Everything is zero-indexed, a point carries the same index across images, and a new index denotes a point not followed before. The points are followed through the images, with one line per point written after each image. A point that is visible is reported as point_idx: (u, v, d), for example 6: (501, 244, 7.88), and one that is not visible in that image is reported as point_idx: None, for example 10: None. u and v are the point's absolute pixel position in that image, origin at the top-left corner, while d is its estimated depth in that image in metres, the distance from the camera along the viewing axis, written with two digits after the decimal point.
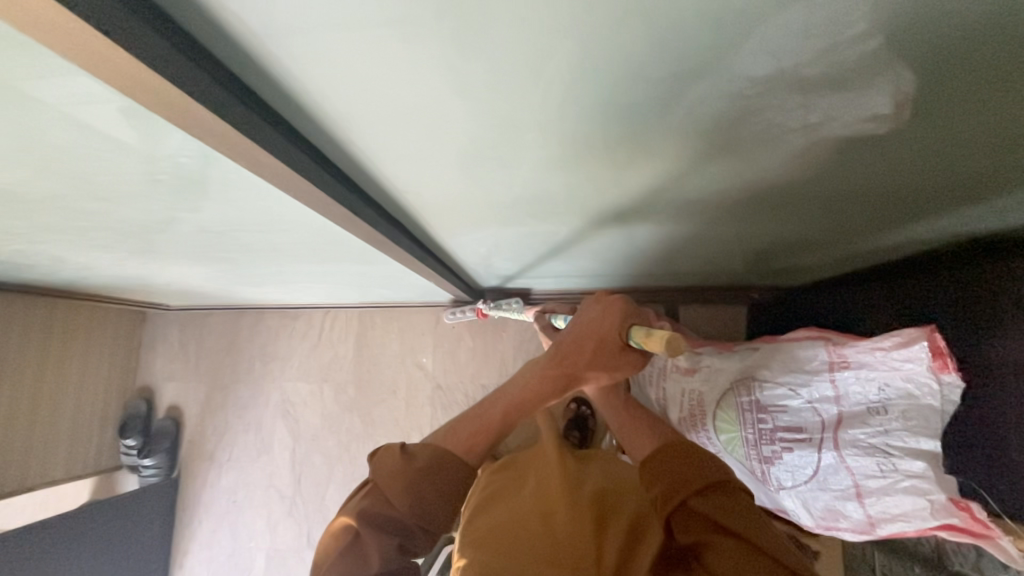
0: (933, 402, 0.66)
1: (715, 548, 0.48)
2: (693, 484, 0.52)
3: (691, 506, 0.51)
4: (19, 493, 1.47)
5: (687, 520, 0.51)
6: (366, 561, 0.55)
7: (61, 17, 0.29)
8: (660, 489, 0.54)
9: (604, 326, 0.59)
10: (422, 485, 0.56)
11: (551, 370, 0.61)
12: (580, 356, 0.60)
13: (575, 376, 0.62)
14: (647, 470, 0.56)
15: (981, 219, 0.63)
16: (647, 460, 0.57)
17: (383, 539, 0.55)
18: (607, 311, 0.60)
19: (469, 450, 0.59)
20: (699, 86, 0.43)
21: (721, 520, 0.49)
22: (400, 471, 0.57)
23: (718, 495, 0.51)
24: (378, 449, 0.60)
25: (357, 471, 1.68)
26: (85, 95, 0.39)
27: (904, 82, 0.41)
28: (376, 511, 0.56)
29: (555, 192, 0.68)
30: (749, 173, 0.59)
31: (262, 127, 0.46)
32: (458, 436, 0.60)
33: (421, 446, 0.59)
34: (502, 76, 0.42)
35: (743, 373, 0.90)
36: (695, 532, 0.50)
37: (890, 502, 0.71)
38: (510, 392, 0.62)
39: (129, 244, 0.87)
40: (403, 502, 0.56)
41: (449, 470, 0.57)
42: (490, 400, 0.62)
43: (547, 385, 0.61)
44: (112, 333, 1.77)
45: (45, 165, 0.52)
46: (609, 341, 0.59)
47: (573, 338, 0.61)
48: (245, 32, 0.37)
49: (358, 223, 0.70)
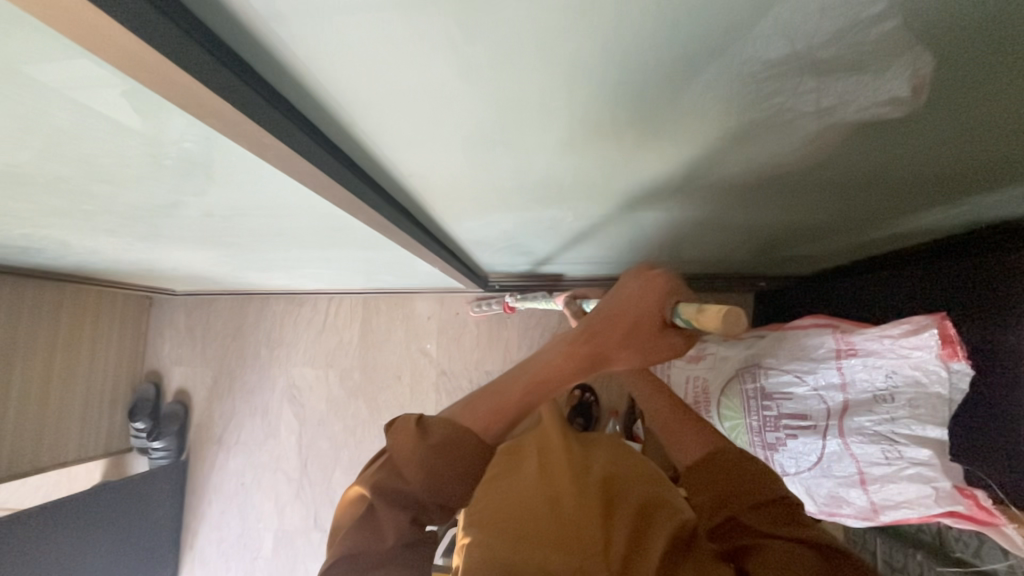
0: (941, 390, 0.67)
1: (763, 550, 0.51)
2: (745, 499, 0.56)
3: (740, 521, 0.55)
4: (33, 474, 1.50)
5: (733, 532, 0.55)
6: (379, 534, 0.55)
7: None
8: (709, 500, 0.59)
9: (643, 305, 0.59)
10: (436, 462, 0.56)
11: (579, 349, 0.60)
12: (613, 334, 0.60)
13: (602, 355, 0.61)
14: (693, 476, 0.61)
15: (984, 208, 0.63)
16: (695, 467, 0.62)
17: (395, 514, 0.56)
18: (648, 286, 0.59)
19: (487, 429, 0.59)
20: (713, 68, 0.42)
21: (774, 531, 0.53)
22: (414, 447, 0.56)
23: (772, 509, 0.55)
24: (395, 419, 0.60)
25: (363, 454, 1.70)
26: (88, 79, 0.39)
27: (922, 65, 0.40)
28: (388, 485, 0.57)
29: (563, 177, 0.68)
30: (760, 159, 0.58)
31: (271, 112, 0.46)
32: (476, 412, 0.60)
33: (436, 423, 0.58)
34: (507, 56, 0.42)
35: (749, 360, 0.92)
36: (744, 537, 0.54)
37: (894, 490, 0.73)
38: (531, 370, 0.62)
39: (134, 228, 0.86)
40: (415, 478, 0.56)
41: (465, 446, 0.57)
42: (512, 375, 0.62)
43: (573, 364, 0.60)
44: (120, 317, 1.78)
45: (48, 148, 0.52)
46: (647, 320, 0.59)
47: (607, 315, 0.61)
48: (251, 12, 0.37)
49: (364, 208, 0.70)
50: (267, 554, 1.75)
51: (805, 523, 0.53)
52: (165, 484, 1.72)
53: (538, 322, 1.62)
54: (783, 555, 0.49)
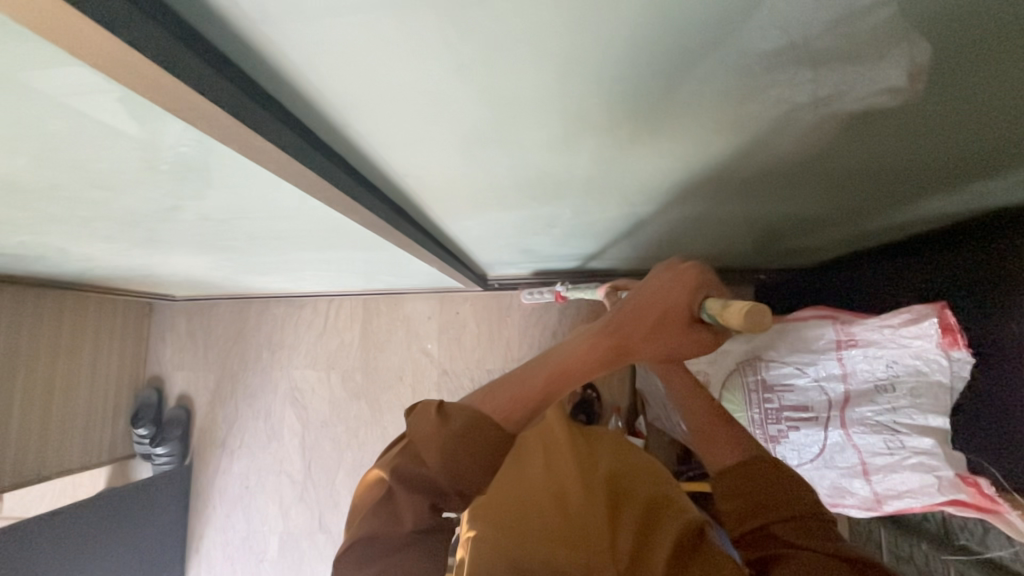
0: (942, 378, 0.69)
1: (791, 560, 0.51)
2: (778, 511, 0.55)
3: (772, 531, 0.54)
4: (37, 482, 1.50)
5: (762, 541, 0.55)
6: (400, 518, 0.54)
7: (54, 6, 0.29)
8: (740, 507, 0.57)
9: (671, 298, 0.54)
10: (458, 450, 0.52)
11: (604, 340, 0.55)
12: (639, 328, 0.55)
13: (627, 350, 0.56)
14: (726, 482, 0.58)
15: (983, 198, 0.63)
16: (727, 473, 0.59)
17: (415, 499, 0.54)
18: (678, 280, 0.54)
19: (508, 418, 0.54)
20: (709, 61, 0.42)
21: (805, 543, 0.52)
22: (435, 433, 0.53)
23: (801, 523, 0.54)
24: (417, 404, 0.57)
25: (367, 456, 1.71)
26: (84, 85, 0.39)
27: (919, 52, 0.40)
28: (408, 470, 0.54)
29: (559, 173, 0.67)
30: (758, 151, 0.58)
31: (265, 116, 0.46)
32: (498, 399, 0.55)
33: (457, 407, 0.54)
34: (501, 53, 0.41)
35: (750, 354, 0.92)
36: (774, 547, 0.53)
37: (897, 479, 0.75)
38: (555, 359, 0.56)
39: (131, 234, 0.86)
40: (436, 464, 0.52)
41: (488, 435, 0.52)
42: (532, 366, 0.56)
43: (597, 355, 0.55)
44: (120, 324, 1.78)
45: (42, 155, 0.52)
46: (675, 314, 0.54)
47: (633, 308, 0.55)
48: (241, 16, 0.37)
49: (360, 209, 0.69)
50: (272, 557, 1.75)
51: (836, 538, 0.53)
52: (169, 489, 1.72)
53: (538, 319, 1.62)
54: (813, 570, 0.49)
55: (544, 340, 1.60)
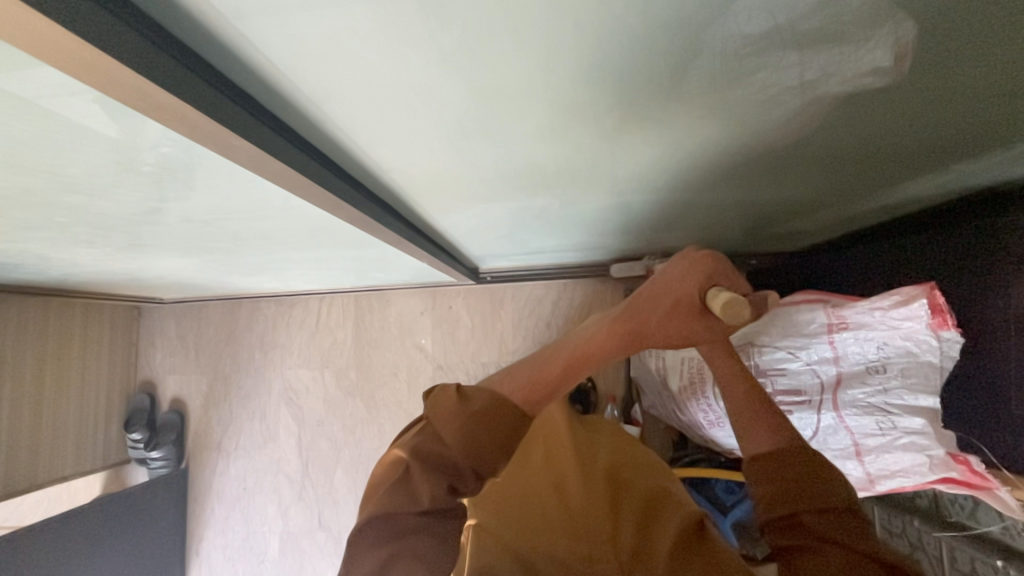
0: (932, 358, 0.70)
1: (816, 551, 0.52)
2: (810, 502, 0.55)
3: (802, 521, 0.55)
4: (31, 491, 1.48)
5: (790, 530, 0.55)
6: (417, 496, 0.53)
7: (18, 12, 0.27)
8: (773, 491, 0.58)
9: (682, 286, 0.53)
10: (475, 428, 0.52)
11: (620, 326, 0.56)
12: (654, 313, 0.55)
13: (642, 336, 0.56)
14: (762, 466, 0.60)
15: (975, 176, 0.63)
16: (766, 458, 0.60)
17: (432, 477, 0.52)
18: (692, 267, 0.52)
19: (526, 401, 0.55)
20: (696, 46, 0.42)
21: (833, 537, 0.52)
22: (456, 412, 0.53)
23: (832, 517, 0.54)
24: (436, 387, 0.58)
25: (363, 452, 1.71)
26: (53, 88, 0.38)
27: (904, 31, 0.40)
28: (427, 448, 0.53)
29: (546, 163, 0.67)
30: (746, 135, 0.58)
31: (242, 114, 0.45)
32: (515, 382, 0.56)
33: (477, 390, 0.55)
34: (483, 44, 0.40)
35: (743, 338, 0.91)
36: (799, 536, 0.54)
37: (889, 459, 0.77)
38: (573, 344, 0.57)
39: (112, 238, 0.84)
40: (454, 443, 0.52)
41: (505, 416, 0.53)
42: (552, 350, 0.58)
43: (613, 341, 0.56)
44: (109, 329, 1.76)
45: (14, 160, 0.50)
46: (686, 302, 0.53)
47: (649, 295, 0.55)
48: (214, 14, 0.36)
49: (345, 206, 0.68)
50: (272, 556, 1.75)
51: (855, 530, 0.53)
52: (166, 492, 1.71)
53: (532, 311, 1.62)
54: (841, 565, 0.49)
55: (537, 331, 1.60)
